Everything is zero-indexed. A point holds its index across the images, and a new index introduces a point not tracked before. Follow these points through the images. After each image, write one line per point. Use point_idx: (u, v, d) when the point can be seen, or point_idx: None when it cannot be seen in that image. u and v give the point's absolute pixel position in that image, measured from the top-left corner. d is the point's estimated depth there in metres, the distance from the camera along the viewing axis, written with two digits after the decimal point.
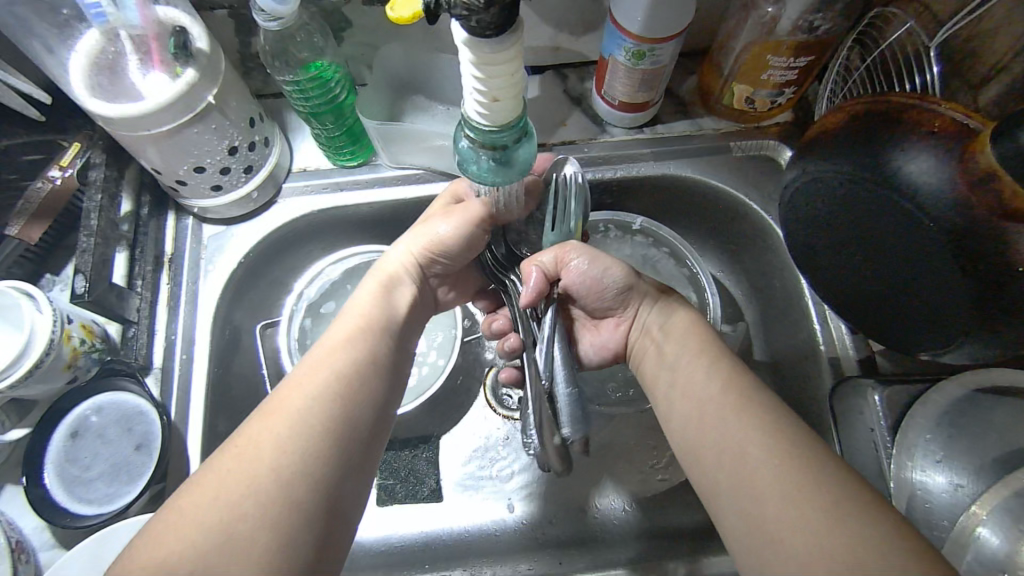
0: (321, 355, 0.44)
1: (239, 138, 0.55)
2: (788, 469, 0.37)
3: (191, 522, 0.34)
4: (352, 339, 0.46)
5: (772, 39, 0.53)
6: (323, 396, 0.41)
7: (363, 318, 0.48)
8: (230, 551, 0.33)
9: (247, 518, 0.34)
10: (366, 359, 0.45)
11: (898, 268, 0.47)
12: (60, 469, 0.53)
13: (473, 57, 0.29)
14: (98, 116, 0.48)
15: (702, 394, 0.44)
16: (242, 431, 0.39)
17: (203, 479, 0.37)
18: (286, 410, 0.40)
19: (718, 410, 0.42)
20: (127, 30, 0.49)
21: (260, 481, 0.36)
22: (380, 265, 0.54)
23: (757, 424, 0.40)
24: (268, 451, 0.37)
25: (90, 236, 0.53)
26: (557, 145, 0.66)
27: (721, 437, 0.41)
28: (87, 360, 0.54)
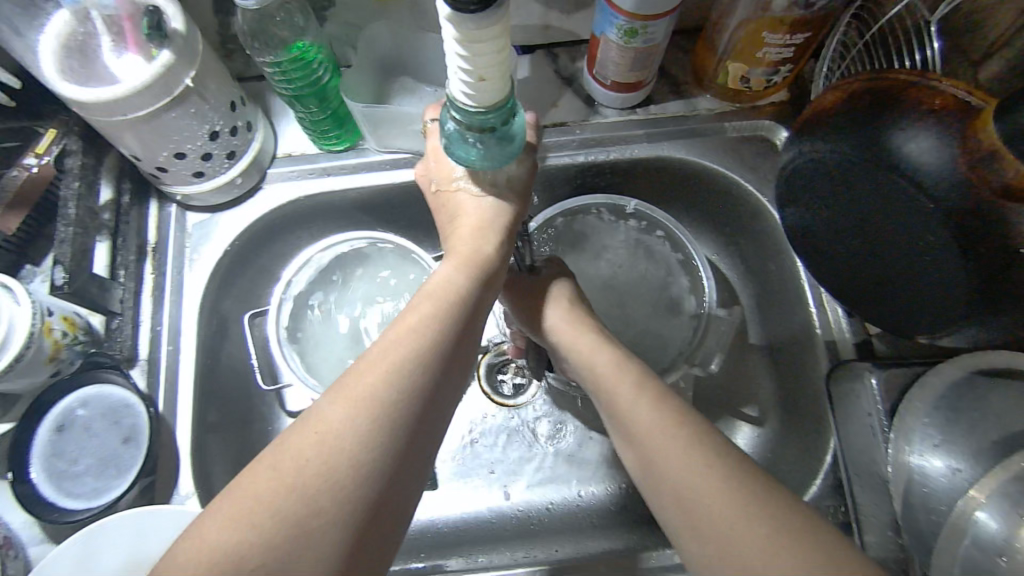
0: (408, 330, 0.40)
1: (220, 124, 0.53)
2: (746, 507, 0.35)
3: (260, 510, 0.32)
4: (444, 310, 0.41)
5: (768, 16, 0.52)
6: (407, 383, 0.37)
7: (457, 286, 0.43)
8: (302, 549, 0.32)
9: (324, 514, 0.33)
10: (453, 339, 0.41)
11: (901, 251, 0.46)
12: (47, 464, 0.52)
13: (456, 34, 0.28)
14: (72, 100, 0.46)
15: (642, 429, 0.41)
16: (322, 404, 0.36)
17: (272, 463, 0.34)
18: (371, 394, 0.36)
19: (659, 449, 0.39)
20: (99, 11, 0.47)
21: (338, 475, 0.34)
22: (457, 220, 0.48)
23: (707, 461, 0.37)
24: (348, 441, 0.35)
25: (67, 225, 0.51)
26: (548, 127, 0.64)
27: (664, 477, 0.38)
28: (70, 352, 0.53)
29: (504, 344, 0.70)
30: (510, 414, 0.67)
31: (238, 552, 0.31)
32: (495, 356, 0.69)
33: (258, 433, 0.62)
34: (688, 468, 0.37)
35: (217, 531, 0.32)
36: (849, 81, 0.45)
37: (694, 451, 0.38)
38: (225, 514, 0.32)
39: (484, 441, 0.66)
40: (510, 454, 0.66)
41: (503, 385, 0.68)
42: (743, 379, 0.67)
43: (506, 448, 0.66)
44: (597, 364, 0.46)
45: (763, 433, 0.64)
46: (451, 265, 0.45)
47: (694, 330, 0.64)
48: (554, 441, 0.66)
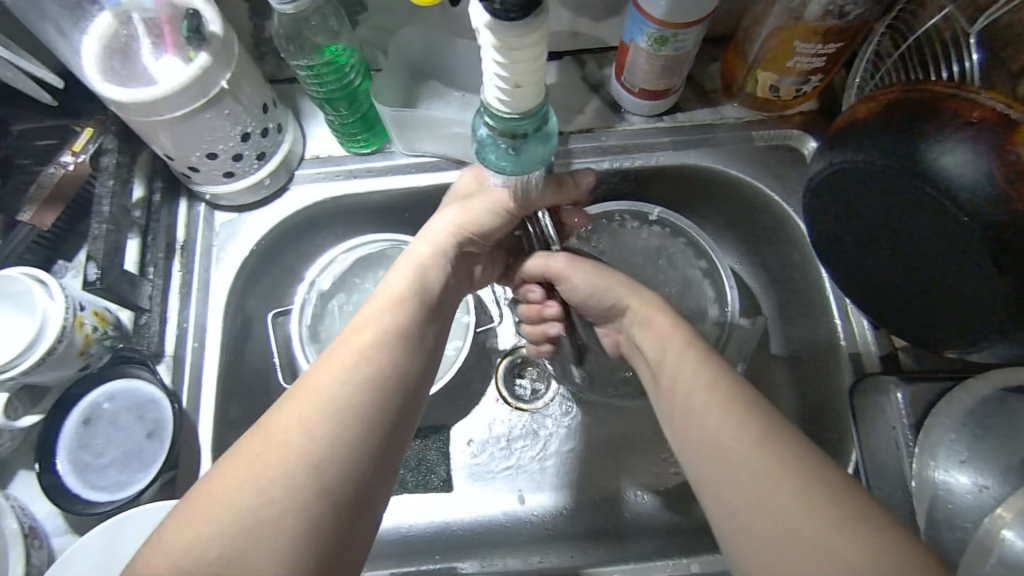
0: (354, 338, 0.42)
1: (252, 125, 0.54)
2: (773, 461, 0.36)
3: (216, 511, 0.34)
4: (388, 319, 0.44)
5: (801, 24, 0.52)
6: (354, 381, 0.39)
7: (398, 301, 0.46)
8: (259, 542, 0.32)
9: (278, 504, 0.34)
10: (398, 342, 0.43)
11: (921, 251, 0.46)
12: (74, 455, 0.53)
13: (497, 41, 0.28)
14: (110, 100, 0.47)
15: (683, 386, 0.43)
16: (271, 415, 0.38)
17: (229, 467, 0.36)
18: (315, 395, 0.38)
19: (697, 406, 0.41)
20: (140, 14, 0.49)
21: (290, 467, 0.35)
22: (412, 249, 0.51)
23: (737, 419, 0.39)
24: (298, 436, 0.36)
25: (101, 223, 0.53)
26: (574, 134, 0.64)
27: (698, 430, 0.40)
28: (100, 347, 0.54)
29: (524, 349, 0.70)
30: (528, 419, 0.67)
31: (200, 550, 0.32)
32: (515, 360, 0.69)
33: None
34: (720, 423, 0.39)
35: (175, 533, 0.33)
36: (886, 91, 0.44)
37: (729, 410, 0.39)
38: (184, 518, 0.34)
39: (501, 444, 0.66)
40: (527, 458, 0.66)
41: (522, 390, 0.68)
42: (764, 390, 0.66)
43: (523, 452, 0.66)
44: (651, 329, 0.49)
45: None
46: (394, 286, 0.47)
47: (716, 339, 0.64)
48: (572, 447, 0.66)
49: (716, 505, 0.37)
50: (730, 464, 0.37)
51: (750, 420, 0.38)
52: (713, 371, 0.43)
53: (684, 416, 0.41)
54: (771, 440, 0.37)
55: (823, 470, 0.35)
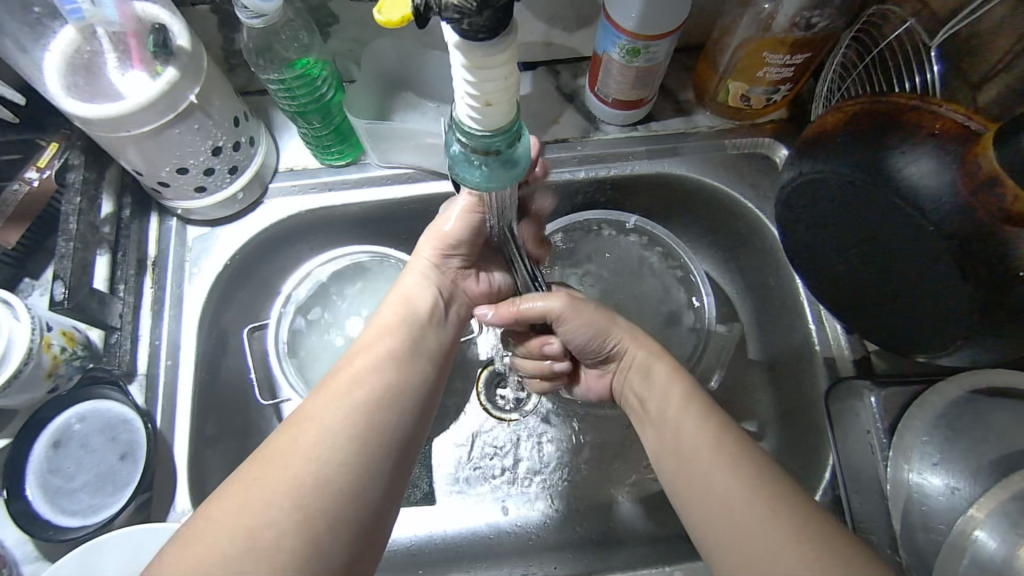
0: (351, 369, 0.43)
1: (223, 138, 0.53)
2: (778, 522, 0.37)
3: (217, 534, 0.33)
4: (384, 350, 0.45)
5: (769, 36, 0.52)
6: (348, 405, 0.40)
7: (393, 333, 0.47)
8: (256, 562, 0.32)
9: (274, 526, 0.34)
10: (394, 370, 0.43)
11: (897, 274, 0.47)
12: (43, 480, 0.52)
13: (465, 61, 0.28)
14: (75, 117, 0.46)
15: (687, 445, 0.42)
16: (270, 442, 0.38)
17: (229, 490, 0.36)
18: (314, 422, 0.38)
19: (694, 455, 0.42)
20: (105, 27, 0.47)
21: (287, 489, 0.35)
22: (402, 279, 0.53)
23: (739, 470, 0.40)
24: (297, 459, 0.36)
25: (68, 241, 0.51)
26: (550, 143, 0.65)
27: (706, 486, 0.40)
28: (69, 368, 0.53)
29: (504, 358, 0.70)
30: (510, 428, 0.67)
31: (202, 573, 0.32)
32: (495, 370, 0.69)
33: (256, 447, 0.62)
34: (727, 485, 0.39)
35: (179, 554, 0.33)
36: (859, 101, 0.45)
37: (720, 453, 0.41)
38: (188, 540, 0.34)
39: (483, 455, 0.66)
40: (509, 471, 0.65)
41: (503, 400, 0.68)
42: (741, 395, 0.67)
43: (507, 462, 0.66)
44: (654, 379, 0.48)
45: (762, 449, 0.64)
46: (390, 318, 0.48)
47: (694, 347, 0.65)
48: (555, 457, 0.66)
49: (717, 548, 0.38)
50: (745, 533, 0.37)
51: (746, 474, 0.40)
52: (715, 427, 0.43)
53: (688, 476, 0.41)
54: (762, 483, 0.39)
55: (803, 511, 0.37)
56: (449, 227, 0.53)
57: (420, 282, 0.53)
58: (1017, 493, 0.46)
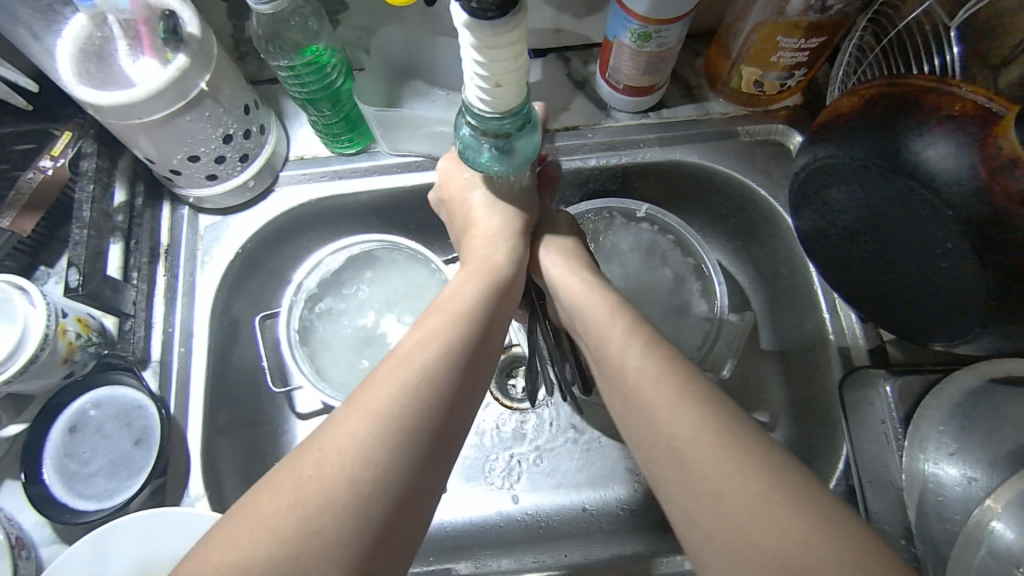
0: (412, 354, 0.41)
1: (233, 127, 0.54)
2: (732, 458, 0.36)
3: (264, 530, 0.32)
4: (448, 333, 0.43)
5: (783, 20, 0.52)
6: (409, 399, 0.38)
7: (458, 312, 0.45)
8: (304, 566, 0.31)
9: (323, 531, 0.32)
10: (456, 360, 0.42)
11: (903, 247, 0.46)
12: (60, 464, 0.52)
13: (474, 41, 0.28)
14: (87, 104, 0.46)
15: (633, 381, 0.43)
16: (324, 430, 0.37)
17: (285, 478, 0.35)
18: (372, 414, 0.37)
19: (653, 396, 0.41)
20: (115, 15, 0.47)
21: (340, 491, 0.34)
22: (471, 255, 0.51)
23: (694, 412, 0.39)
24: (349, 455, 0.35)
25: (82, 228, 0.51)
26: (561, 132, 0.64)
27: (660, 429, 0.39)
28: (84, 354, 0.53)
29: (515, 348, 0.70)
30: (522, 418, 0.67)
31: (253, 558, 0.31)
32: (505, 360, 0.69)
33: (268, 436, 0.62)
34: (676, 423, 0.39)
35: (223, 549, 0.32)
36: (876, 83, 0.44)
37: (676, 394, 0.40)
38: (231, 534, 0.33)
39: (494, 443, 0.66)
40: (520, 458, 0.66)
41: (514, 390, 0.68)
42: (753, 384, 0.67)
43: (518, 453, 0.66)
44: (592, 311, 0.49)
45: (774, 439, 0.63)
46: (461, 296, 0.47)
47: (705, 335, 0.64)
48: (565, 446, 0.66)
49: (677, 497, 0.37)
50: (699, 476, 0.36)
51: (696, 411, 0.39)
52: (660, 361, 0.43)
53: (644, 422, 0.41)
54: (717, 429, 0.37)
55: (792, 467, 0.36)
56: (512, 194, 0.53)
57: (504, 257, 0.50)
58: None
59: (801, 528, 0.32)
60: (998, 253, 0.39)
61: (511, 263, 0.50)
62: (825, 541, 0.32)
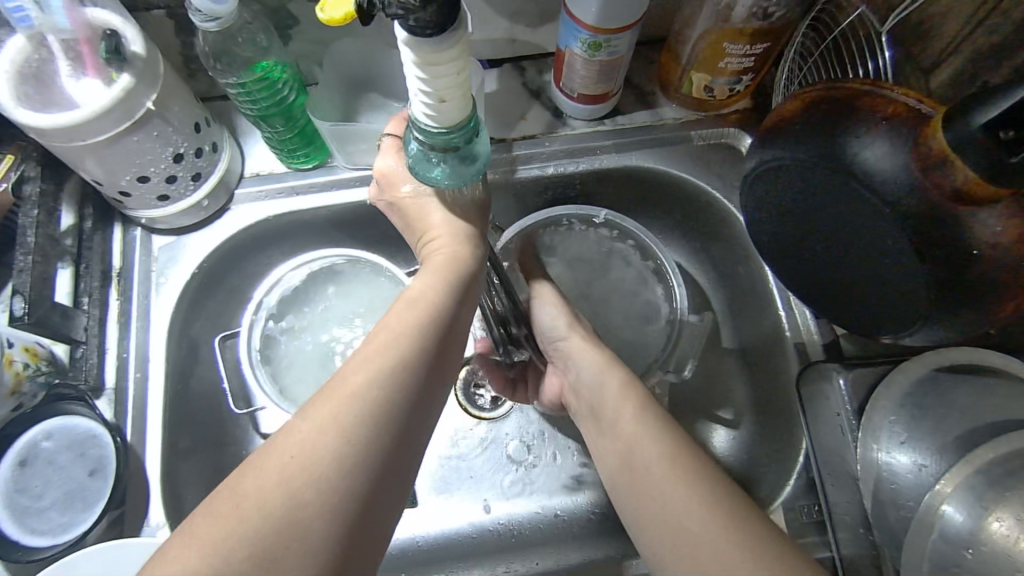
0: (388, 336, 0.40)
1: (184, 145, 0.53)
2: (722, 524, 0.38)
3: (251, 505, 0.32)
4: (422, 312, 0.42)
5: (729, 27, 0.53)
6: (393, 378, 0.38)
7: (437, 286, 0.45)
8: (292, 541, 0.32)
9: (310, 505, 0.33)
10: (437, 339, 0.42)
11: (862, 267, 0.48)
12: (9, 500, 0.50)
13: (415, 58, 0.28)
14: (29, 127, 0.45)
15: (632, 442, 0.45)
16: (308, 406, 0.37)
17: (267, 455, 0.34)
18: (356, 391, 0.37)
19: (654, 459, 0.43)
20: (55, 36, 0.45)
21: (325, 467, 0.34)
22: (434, 228, 0.50)
23: (687, 480, 0.41)
24: (335, 432, 0.35)
25: (27, 254, 0.50)
26: (518, 141, 0.65)
27: (655, 493, 0.41)
28: (33, 385, 0.51)
29: None
30: (490, 427, 0.67)
31: (242, 534, 0.31)
32: (472, 370, 0.69)
33: (231, 459, 0.61)
34: (670, 490, 0.41)
35: (211, 522, 0.32)
36: (814, 88, 0.46)
37: (671, 459, 0.42)
38: (215, 510, 0.33)
39: (464, 454, 0.66)
40: (490, 468, 0.66)
41: (482, 399, 0.68)
42: (716, 383, 0.68)
43: (490, 462, 0.66)
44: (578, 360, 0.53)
45: (739, 436, 0.65)
46: (437, 268, 0.46)
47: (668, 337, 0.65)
48: (535, 452, 0.66)
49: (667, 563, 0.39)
50: (691, 543, 0.38)
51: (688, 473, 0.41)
52: (657, 428, 0.45)
53: (635, 484, 0.43)
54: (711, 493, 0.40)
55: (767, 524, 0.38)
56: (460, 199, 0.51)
57: (455, 234, 0.49)
58: (979, 468, 0.47)
59: None
60: (940, 251, 0.40)
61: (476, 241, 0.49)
62: None
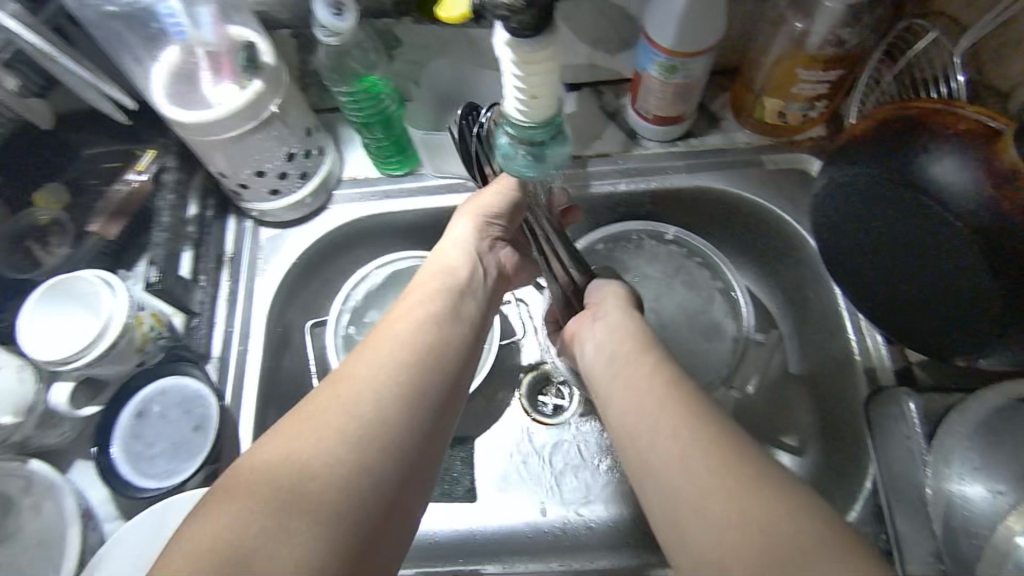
0: (384, 335, 0.46)
1: (296, 146, 0.60)
2: (723, 464, 0.37)
3: (268, 475, 0.37)
4: (414, 320, 0.48)
5: (803, 53, 0.56)
6: (385, 371, 0.43)
7: (429, 299, 0.51)
8: (302, 502, 0.35)
9: (320, 477, 0.37)
10: (428, 339, 0.47)
11: (914, 258, 0.48)
12: (127, 443, 0.56)
13: (513, 58, 0.33)
14: (173, 120, 0.53)
15: (643, 384, 0.44)
16: (311, 400, 0.41)
17: (275, 437, 0.39)
18: (352, 384, 0.42)
19: (661, 399, 0.43)
20: (202, 48, 0.54)
21: (330, 441, 0.38)
22: (440, 251, 0.58)
23: (691, 422, 0.40)
24: (337, 414, 0.40)
25: (163, 232, 0.60)
26: (592, 158, 0.69)
27: (654, 429, 0.41)
28: (155, 346, 0.58)
29: (546, 364, 0.73)
30: (551, 433, 0.69)
31: (256, 501, 0.35)
32: (537, 377, 0.72)
33: None
34: (669, 432, 0.40)
35: (234, 489, 0.36)
36: (888, 107, 0.48)
37: (674, 404, 0.42)
38: (235, 479, 0.37)
39: (525, 456, 0.69)
40: (550, 472, 0.68)
41: (545, 406, 0.71)
42: (780, 405, 0.68)
43: (549, 465, 0.68)
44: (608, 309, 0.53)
45: (804, 462, 0.64)
46: (428, 287, 0.52)
47: (732, 355, 0.66)
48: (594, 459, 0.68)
49: (656, 501, 0.39)
50: (685, 482, 0.38)
51: (695, 411, 0.41)
52: (668, 378, 0.44)
53: (638, 420, 0.43)
54: (711, 431, 0.39)
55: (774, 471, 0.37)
56: (484, 198, 0.58)
57: (456, 255, 0.56)
58: None
59: (781, 523, 0.34)
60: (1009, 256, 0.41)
61: (468, 266, 0.56)
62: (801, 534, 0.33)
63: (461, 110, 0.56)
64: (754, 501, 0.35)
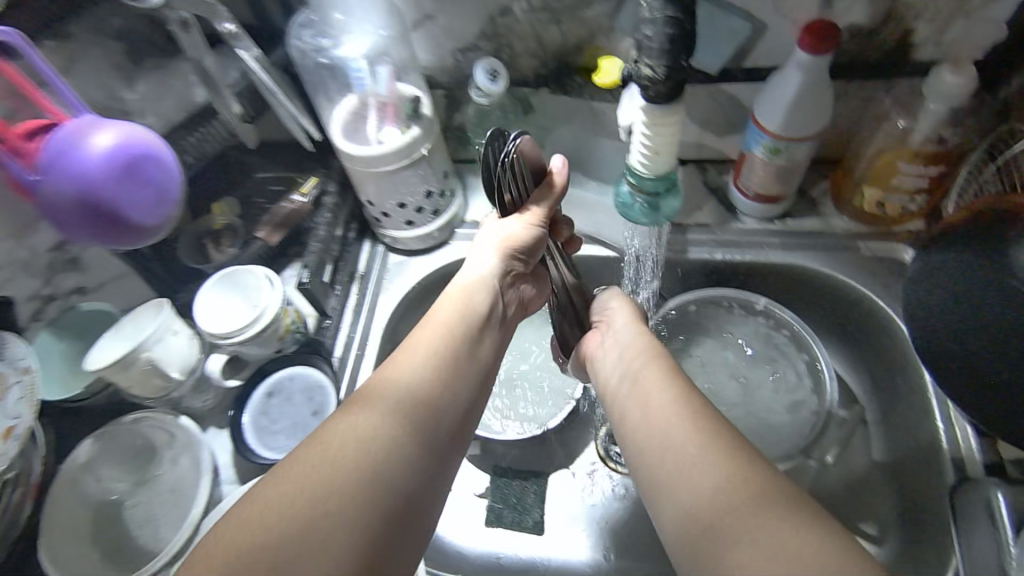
0: (401, 361, 0.48)
1: (435, 186, 0.70)
2: (732, 470, 0.39)
3: (281, 497, 0.37)
4: (431, 349, 0.50)
5: (905, 146, 0.62)
6: (397, 398, 0.45)
7: (450, 330, 0.52)
8: (313, 525, 0.36)
9: (330, 501, 0.37)
10: (444, 370, 0.49)
11: (1000, 344, 0.49)
12: (255, 416, 0.65)
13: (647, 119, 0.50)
14: (344, 153, 0.64)
15: (655, 399, 0.48)
16: (321, 429, 0.42)
17: (290, 460, 0.40)
18: (364, 409, 0.43)
19: (673, 412, 0.46)
20: (375, 97, 0.66)
21: (342, 466, 0.39)
22: (463, 277, 0.59)
23: (699, 432, 0.43)
24: (348, 439, 0.41)
25: (318, 244, 0.70)
26: (692, 227, 0.74)
27: (665, 440, 0.44)
28: (292, 338, 0.67)
29: None
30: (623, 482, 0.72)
31: (268, 526, 0.36)
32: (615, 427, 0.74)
33: None
34: (678, 444, 0.43)
35: (246, 511, 0.37)
36: (986, 201, 0.54)
37: (685, 416, 0.45)
38: (248, 501, 0.37)
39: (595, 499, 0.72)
40: (620, 516, 0.70)
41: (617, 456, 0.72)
42: (859, 488, 0.68)
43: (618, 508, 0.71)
44: (625, 329, 0.58)
45: (881, 551, 0.64)
46: (448, 317, 0.54)
47: (813, 428, 0.67)
48: None
49: (668, 509, 0.41)
50: (694, 488, 0.40)
51: (705, 423, 0.44)
52: (680, 393, 0.47)
53: (650, 434, 0.46)
54: (719, 440, 0.42)
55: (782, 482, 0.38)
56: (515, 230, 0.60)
57: (480, 285, 0.58)
58: None
59: (787, 521, 0.35)
60: None
61: (489, 298, 0.57)
62: (804, 535, 0.34)
63: (489, 133, 0.58)
64: (759, 504, 0.37)
